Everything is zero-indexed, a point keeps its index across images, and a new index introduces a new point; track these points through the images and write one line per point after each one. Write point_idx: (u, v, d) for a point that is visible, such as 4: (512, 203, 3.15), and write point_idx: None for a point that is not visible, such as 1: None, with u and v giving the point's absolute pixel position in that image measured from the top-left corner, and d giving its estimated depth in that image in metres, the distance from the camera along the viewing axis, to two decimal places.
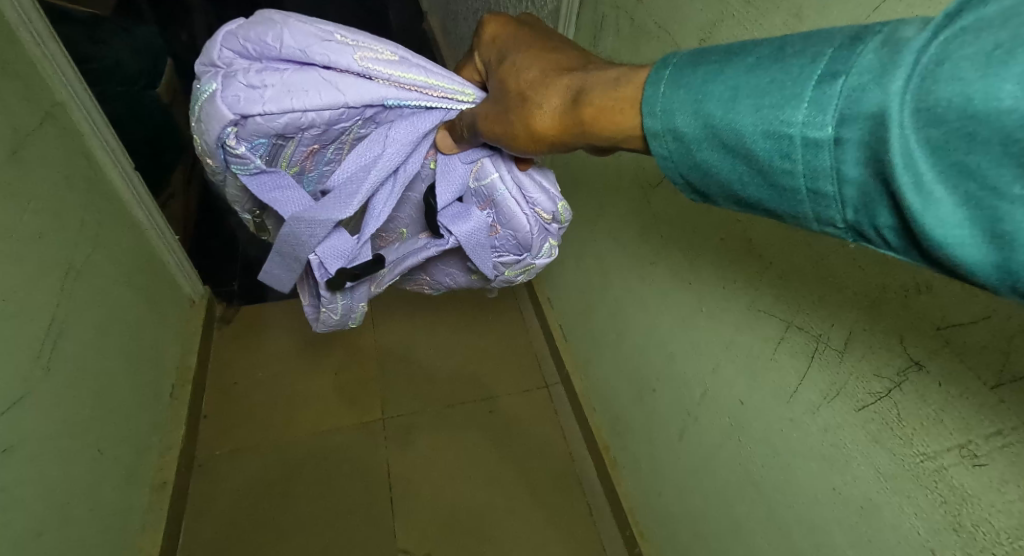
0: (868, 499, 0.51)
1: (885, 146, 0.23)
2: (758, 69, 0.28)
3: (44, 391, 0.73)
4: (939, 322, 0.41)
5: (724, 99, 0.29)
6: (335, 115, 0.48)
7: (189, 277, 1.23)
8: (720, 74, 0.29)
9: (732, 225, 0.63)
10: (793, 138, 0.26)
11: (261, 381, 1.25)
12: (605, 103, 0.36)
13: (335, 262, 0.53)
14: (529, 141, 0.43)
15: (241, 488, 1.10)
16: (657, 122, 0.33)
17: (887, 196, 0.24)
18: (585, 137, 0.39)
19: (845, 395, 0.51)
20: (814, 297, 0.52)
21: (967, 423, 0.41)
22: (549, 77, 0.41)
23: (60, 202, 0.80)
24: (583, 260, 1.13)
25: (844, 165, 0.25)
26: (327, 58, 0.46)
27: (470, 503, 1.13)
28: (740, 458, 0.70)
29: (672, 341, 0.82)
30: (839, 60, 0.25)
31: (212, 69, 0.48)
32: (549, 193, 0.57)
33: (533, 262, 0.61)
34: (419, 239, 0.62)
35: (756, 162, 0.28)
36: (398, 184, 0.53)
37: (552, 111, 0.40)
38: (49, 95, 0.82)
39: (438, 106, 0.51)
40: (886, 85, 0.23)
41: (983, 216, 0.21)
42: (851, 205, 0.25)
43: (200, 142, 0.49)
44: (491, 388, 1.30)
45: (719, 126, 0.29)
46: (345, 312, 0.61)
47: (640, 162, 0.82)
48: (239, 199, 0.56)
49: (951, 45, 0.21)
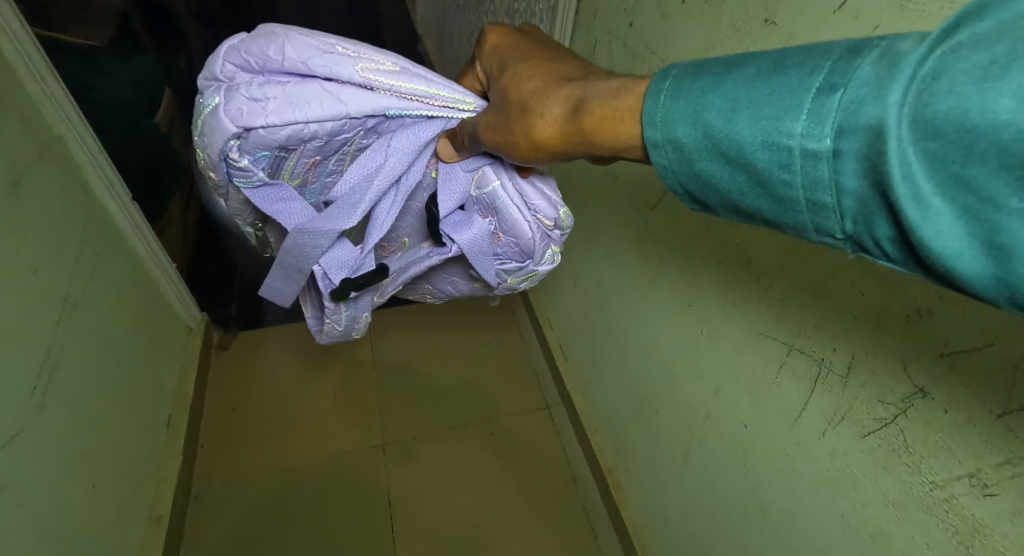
0: (878, 527, 0.49)
1: (883, 157, 0.23)
2: (755, 80, 0.28)
3: (40, 426, 0.72)
4: (942, 348, 0.41)
5: (723, 110, 0.29)
6: (337, 126, 0.48)
7: (187, 305, 1.22)
8: (718, 86, 0.29)
9: (729, 246, 0.63)
10: (792, 148, 0.26)
11: (259, 408, 1.23)
12: (605, 113, 0.36)
13: (339, 272, 0.53)
14: (530, 150, 0.44)
15: (239, 519, 1.08)
16: (657, 131, 0.32)
17: (887, 207, 0.24)
18: (588, 146, 0.39)
19: (850, 420, 0.50)
20: (815, 321, 0.52)
21: (975, 451, 0.40)
22: (550, 86, 0.42)
23: (57, 235, 0.80)
24: (582, 280, 1.13)
25: (843, 176, 0.25)
26: (329, 70, 0.46)
27: (473, 529, 1.11)
28: (746, 482, 0.69)
29: (673, 362, 0.82)
30: (838, 73, 0.25)
31: (215, 83, 0.47)
32: (550, 200, 0.56)
33: (535, 269, 0.60)
34: (422, 248, 0.62)
35: (755, 172, 0.28)
36: (400, 194, 0.53)
37: (552, 120, 0.41)
38: (48, 128, 0.82)
39: (440, 115, 0.51)
40: (884, 97, 0.23)
41: (981, 227, 0.21)
42: (849, 217, 0.25)
43: (202, 156, 0.48)
44: (492, 410, 1.29)
45: (718, 137, 0.29)
46: (348, 323, 0.62)
47: (637, 183, 0.83)
48: (241, 212, 0.55)
49: (947, 59, 0.21)
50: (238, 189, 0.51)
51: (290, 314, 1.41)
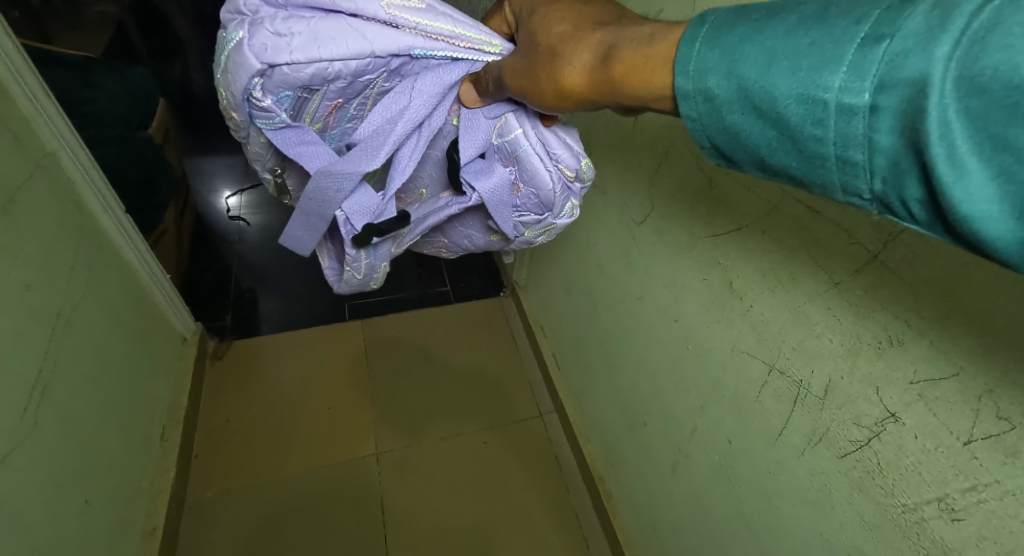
0: (854, 546, 0.51)
1: (922, 113, 0.22)
2: (795, 29, 0.26)
3: (32, 444, 0.73)
4: (911, 376, 0.42)
5: (761, 60, 0.27)
6: (362, 65, 0.46)
7: (182, 316, 1.23)
8: (757, 34, 0.28)
9: (712, 265, 0.65)
10: (829, 102, 0.25)
11: (253, 418, 1.24)
12: (635, 61, 0.33)
13: (362, 218, 0.51)
14: (555, 99, 0.40)
15: (232, 531, 1.09)
16: (688, 81, 0.30)
17: (918, 165, 0.23)
18: (618, 97, 0.35)
19: (827, 441, 0.51)
20: (793, 343, 0.53)
21: (943, 477, 0.41)
22: (582, 30, 0.37)
23: (50, 252, 0.81)
24: (573, 292, 1.14)
25: (878, 133, 0.23)
26: (355, 4, 0.44)
27: (465, 539, 1.11)
28: (731, 497, 0.70)
29: (661, 376, 0.83)
30: (886, 22, 0.23)
31: (236, 16, 0.44)
32: (572, 149, 0.53)
33: (555, 222, 0.57)
34: (441, 198, 0.60)
35: (786, 127, 0.27)
36: (423, 138, 0.51)
37: (581, 66, 0.37)
38: (40, 146, 0.83)
39: (465, 57, 0.49)
40: (931, 49, 0.21)
41: (1015, 191, 0.20)
42: (879, 175, 0.24)
43: (224, 96, 0.46)
44: (485, 419, 1.29)
45: (752, 90, 0.27)
46: (366, 272, 0.58)
47: (626, 199, 0.84)
48: (260, 157, 0.53)
49: (1005, 10, 0.20)
50: (260, 132, 0.49)
51: (285, 324, 1.42)
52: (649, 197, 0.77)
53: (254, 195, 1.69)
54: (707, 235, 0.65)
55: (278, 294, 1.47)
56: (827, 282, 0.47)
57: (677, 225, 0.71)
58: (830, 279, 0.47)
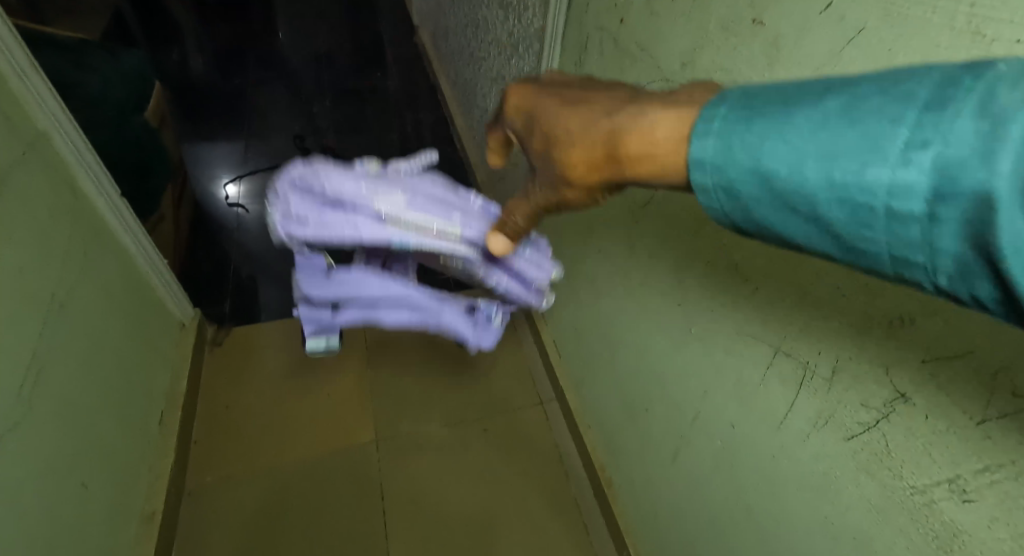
0: (860, 530, 0.50)
1: (984, 216, 0.21)
2: (818, 121, 0.26)
3: (27, 427, 0.72)
4: (924, 356, 0.40)
5: (789, 158, 0.27)
6: (374, 172, 0.54)
7: (179, 302, 1.22)
8: (791, 131, 0.27)
9: (717, 247, 0.63)
10: (874, 207, 0.24)
11: (251, 404, 1.23)
12: (641, 146, 0.34)
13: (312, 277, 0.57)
14: (581, 191, 0.40)
15: (229, 518, 1.08)
16: (725, 186, 0.30)
17: (985, 266, 0.22)
18: (630, 176, 0.36)
19: (834, 423, 0.50)
20: (800, 324, 0.52)
21: (955, 458, 0.40)
22: (595, 122, 0.37)
23: (42, 234, 0.80)
24: (574, 279, 1.13)
25: (938, 239, 0.23)
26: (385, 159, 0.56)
27: (467, 524, 1.11)
28: (734, 483, 0.69)
29: (663, 361, 0.82)
30: (932, 124, 0.23)
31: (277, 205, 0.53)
32: (535, 269, 0.60)
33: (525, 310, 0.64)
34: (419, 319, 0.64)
35: (832, 228, 0.26)
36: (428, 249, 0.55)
37: (588, 161, 0.38)
38: (32, 126, 0.81)
39: (460, 189, 0.57)
40: (981, 159, 0.21)
41: None
42: (941, 276, 0.23)
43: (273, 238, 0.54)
44: (485, 407, 1.28)
45: (793, 194, 0.27)
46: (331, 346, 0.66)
47: (628, 182, 0.83)
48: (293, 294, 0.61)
49: None
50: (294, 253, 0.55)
51: (284, 311, 1.41)
52: (652, 179, 0.76)
53: (254, 187, 1.72)
54: (711, 215, 0.64)
55: (277, 282, 1.47)
56: (837, 259, 0.46)
57: (681, 207, 0.70)
58: (839, 257, 0.46)
